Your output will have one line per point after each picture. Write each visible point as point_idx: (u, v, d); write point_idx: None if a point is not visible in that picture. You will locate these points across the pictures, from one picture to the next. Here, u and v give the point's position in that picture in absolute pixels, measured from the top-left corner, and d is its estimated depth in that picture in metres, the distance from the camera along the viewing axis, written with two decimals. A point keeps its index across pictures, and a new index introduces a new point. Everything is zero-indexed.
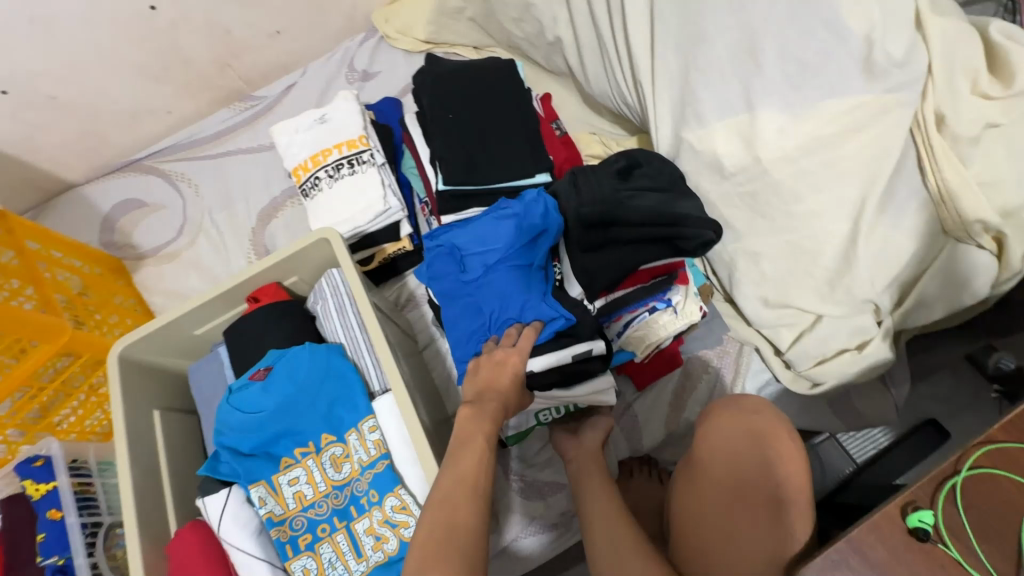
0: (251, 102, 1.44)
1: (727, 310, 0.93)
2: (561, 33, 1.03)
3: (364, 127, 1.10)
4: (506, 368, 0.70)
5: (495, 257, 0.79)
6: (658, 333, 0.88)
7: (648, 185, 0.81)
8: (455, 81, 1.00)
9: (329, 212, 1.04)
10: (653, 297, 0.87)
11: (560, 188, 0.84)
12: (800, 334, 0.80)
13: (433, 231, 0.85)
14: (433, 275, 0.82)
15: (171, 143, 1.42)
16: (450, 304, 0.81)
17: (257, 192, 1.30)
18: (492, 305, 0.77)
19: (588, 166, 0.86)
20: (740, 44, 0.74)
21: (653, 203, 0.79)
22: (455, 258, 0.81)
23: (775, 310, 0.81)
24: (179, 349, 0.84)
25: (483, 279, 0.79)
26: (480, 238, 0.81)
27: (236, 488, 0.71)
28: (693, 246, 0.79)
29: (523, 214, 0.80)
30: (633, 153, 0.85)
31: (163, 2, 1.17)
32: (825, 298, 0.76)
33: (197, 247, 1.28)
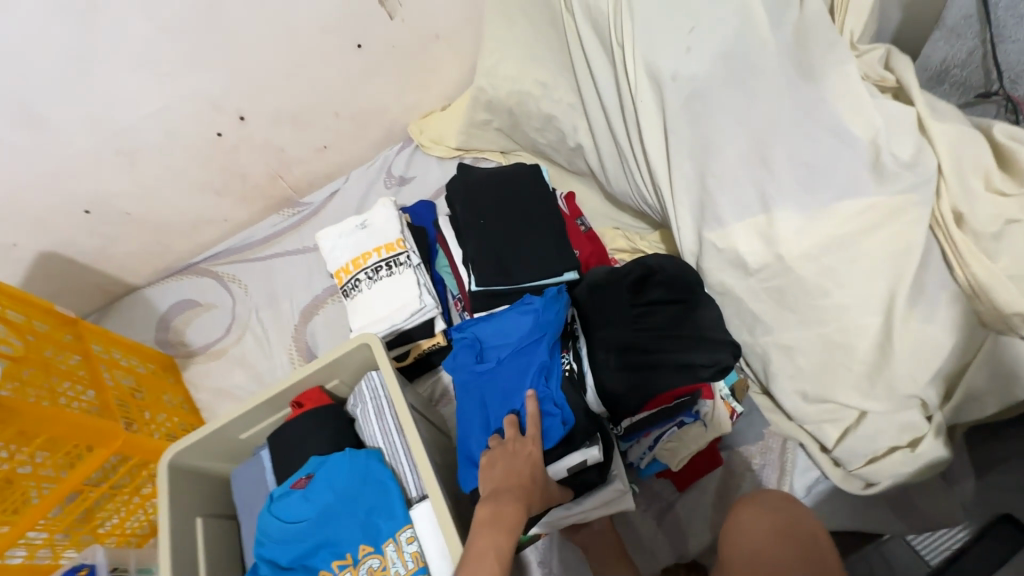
0: (299, 208, 1.57)
1: (764, 403, 0.90)
2: (581, 141, 1.14)
3: (401, 231, 1.19)
4: (519, 463, 0.73)
5: (507, 350, 0.85)
6: (691, 444, 0.88)
7: (663, 300, 0.87)
8: (486, 187, 1.08)
9: (369, 311, 1.11)
10: (680, 414, 0.86)
11: (582, 305, 0.90)
12: (847, 429, 0.80)
13: (461, 323, 0.91)
14: (453, 365, 0.87)
15: (225, 248, 1.54)
16: (462, 394, 0.85)
17: (301, 289, 1.39)
18: (496, 400, 0.81)
19: (603, 273, 0.90)
20: (752, 151, 0.79)
21: (670, 321, 0.85)
22: (475, 349, 0.87)
23: (816, 406, 0.81)
24: (223, 453, 0.87)
25: (493, 372, 0.84)
26: (501, 333, 0.87)
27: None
28: (711, 371, 0.80)
29: (540, 308, 0.86)
30: (647, 262, 0.88)
31: (228, 129, 1.34)
32: (867, 393, 0.76)
33: (243, 344, 1.35)
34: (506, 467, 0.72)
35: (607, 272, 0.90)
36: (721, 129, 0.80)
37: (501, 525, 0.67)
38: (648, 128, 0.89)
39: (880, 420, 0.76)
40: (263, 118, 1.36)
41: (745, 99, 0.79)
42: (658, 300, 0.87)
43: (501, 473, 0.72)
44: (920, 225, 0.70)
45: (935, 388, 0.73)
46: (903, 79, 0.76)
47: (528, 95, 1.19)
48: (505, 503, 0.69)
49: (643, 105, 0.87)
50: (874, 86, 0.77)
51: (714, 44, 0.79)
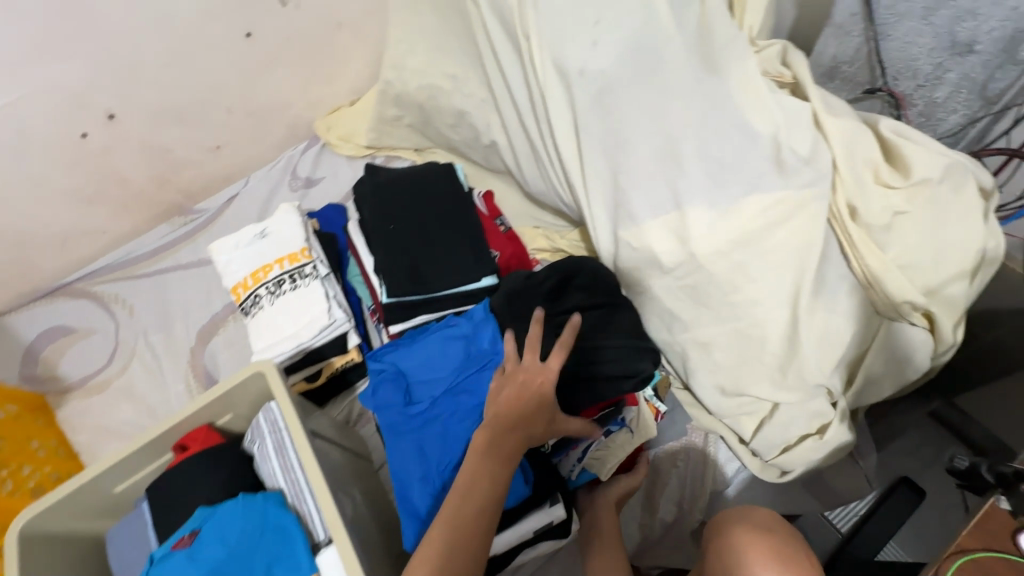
0: (192, 216, 1.40)
1: (685, 399, 0.91)
2: (496, 137, 1.09)
3: (306, 240, 1.09)
4: (530, 392, 0.71)
5: (442, 387, 0.81)
6: (618, 451, 0.87)
7: (581, 308, 0.84)
8: (396, 189, 1.01)
9: (272, 330, 1.01)
10: (604, 426, 0.85)
11: (499, 310, 0.84)
12: (761, 420, 0.81)
13: (377, 351, 0.86)
14: (377, 403, 0.81)
15: (105, 264, 1.35)
16: (393, 440, 0.79)
17: (197, 307, 1.25)
18: (437, 447, 0.77)
19: (520, 282, 0.86)
20: (662, 147, 0.77)
21: (590, 329, 0.83)
22: (400, 385, 0.82)
23: (733, 399, 0.81)
24: (95, 511, 0.75)
25: (429, 413, 0.80)
26: (426, 366, 0.83)
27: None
28: (633, 384, 0.80)
29: (473, 337, 0.84)
30: (564, 268, 0.86)
31: (95, 128, 1.17)
32: (779, 385, 0.77)
33: (130, 373, 1.19)
34: (514, 400, 0.70)
35: (524, 279, 0.86)
36: (630, 125, 0.79)
37: (496, 465, 0.68)
38: (560, 125, 0.85)
39: (791, 410, 0.78)
40: (139, 115, 1.20)
41: (653, 95, 0.77)
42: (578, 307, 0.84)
43: (509, 398, 0.71)
44: (819, 219, 0.72)
45: (839, 375, 0.75)
46: (800, 75, 0.77)
47: (439, 90, 1.12)
48: (504, 444, 0.69)
49: (554, 101, 0.84)
50: (774, 82, 0.78)
51: (619, 37, 0.77)
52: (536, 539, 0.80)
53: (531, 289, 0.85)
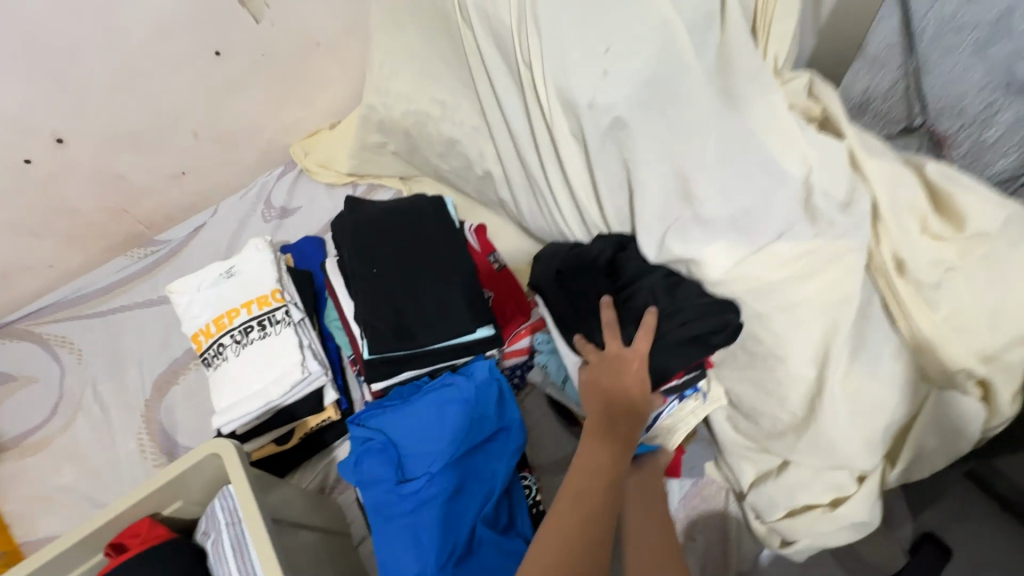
0: (153, 247, 1.28)
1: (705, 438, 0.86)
2: (490, 169, 1.00)
3: (278, 280, 0.98)
4: (628, 378, 0.71)
5: (439, 462, 0.69)
6: (686, 423, 0.81)
7: (645, 272, 0.76)
8: (378, 228, 0.90)
9: (237, 386, 0.89)
10: (678, 390, 0.78)
11: (549, 293, 0.81)
12: (765, 473, 0.78)
13: (361, 417, 0.74)
14: (365, 480, 0.71)
15: (51, 301, 1.22)
16: (381, 527, 0.68)
17: (154, 352, 1.12)
18: (433, 537, 0.65)
19: (572, 256, 0.80)
20: (678, 190, 0.69)
21: (659, 294, 0.74)
22: (390, 459, 0.71)
23: (741, 435, 0.80)
24: None
25: (424, 493, 0.68)
26: (419, 436, 0.72)
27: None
28: (721, 338, 0.70)
29: (475, 401, 0.73)
30: (613, 237, 0.79)
31: (40, 154, 1.05)
32: None
33: (75, 429, 1.05)
34: (616, 385, 0.71)
35: (573, 254, 0.80)
36: (644, 164, 0.70)
37: (612, 449, 0.68)
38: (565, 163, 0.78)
39: (802, 472, 0.73)
40: (91, 141, 1.09)
41: (671, 132, 0.69)
42: (636, 277, 0.76)
43: (608, 386, 0.71)
44: (856, 273, 0.65)
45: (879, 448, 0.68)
46: (831, 110, 0.70)
47: (427, 116, 1.03)
48: (617, 429, 0.69)
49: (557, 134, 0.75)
50: (802, 116, 0.71)
51: (633, 66, 0.68)
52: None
53: (585, 265, 0.78)
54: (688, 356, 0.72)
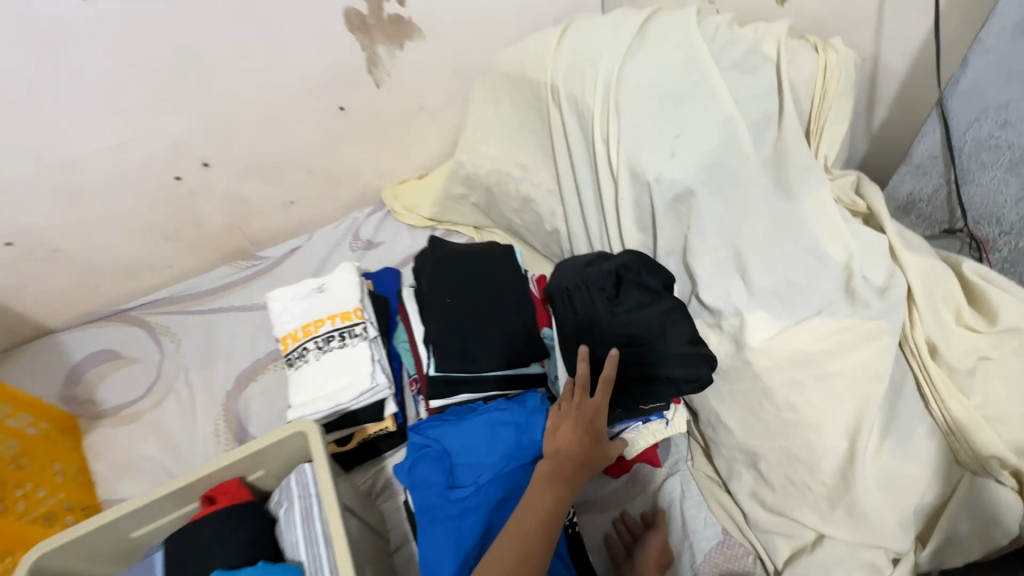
0: (254, 262, 1.46)
1: (724, 502, 0.86)
2: (558, 226, 1.14)
3: (360, 300, 1.11)
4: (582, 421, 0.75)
5: (487, 474, 0.79)
6: (647, 440, 0.84)
7: (646, 303, 0.79)
8: (456, 265, 1.02)
9: (314, 386, 1.01)
10: (644, 414, 0.82)
11: (557, 302, 0.85)
12: (800, 550, 0.75)
13: (422, 424, 0.83)
14: (414, 481, 0.79)
15: (163, 296, 1.41)
16: (430, 523, 0.77)
17: (242, 350, 1.27)
18: (476, 537, 0.76)
19: (580, 277, 0.83)
20: (726, 259, 0.79)
21: (652, 331, 0.77)
22: (443, 467, 0.79)
23: (774, 516, 0.77)
24: (106, 554, 0.73)
25: (471, 500, 0.78)
26: (471, 450, 0.81)
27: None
28: (689, 386, 0.76)
29: (525, 427, 0.82)
30: (637, 257, 0.83)
31: (188, 173, 1.27)
32: (826, 517, 0.72)
33: (164, 408, 1.19)
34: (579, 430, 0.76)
35: (581, 276, 0.83)
36: (701, 233, 0.80)
37: (557, 489, 0.72)
38: (625, 225, 0.89)
39: (838, 547, 0.71)
40: (228, 168, 1.30)
41: (725, 210, 0.79)
42: (635, 307, 0.79)
43: (565, 428, 0.76)
44: (889, 351, 0.70)
45: (912, 529, 0.68)
46: (874, 207, 0.79)
47: (508, 176, 1.18)
48: (565, 471, 0.73)
49: (623, 201, 0.88)
50: (848, 210, 0.80)
51: (698, 151, 0.79)
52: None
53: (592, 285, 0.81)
54: (655, 397, 0.78)
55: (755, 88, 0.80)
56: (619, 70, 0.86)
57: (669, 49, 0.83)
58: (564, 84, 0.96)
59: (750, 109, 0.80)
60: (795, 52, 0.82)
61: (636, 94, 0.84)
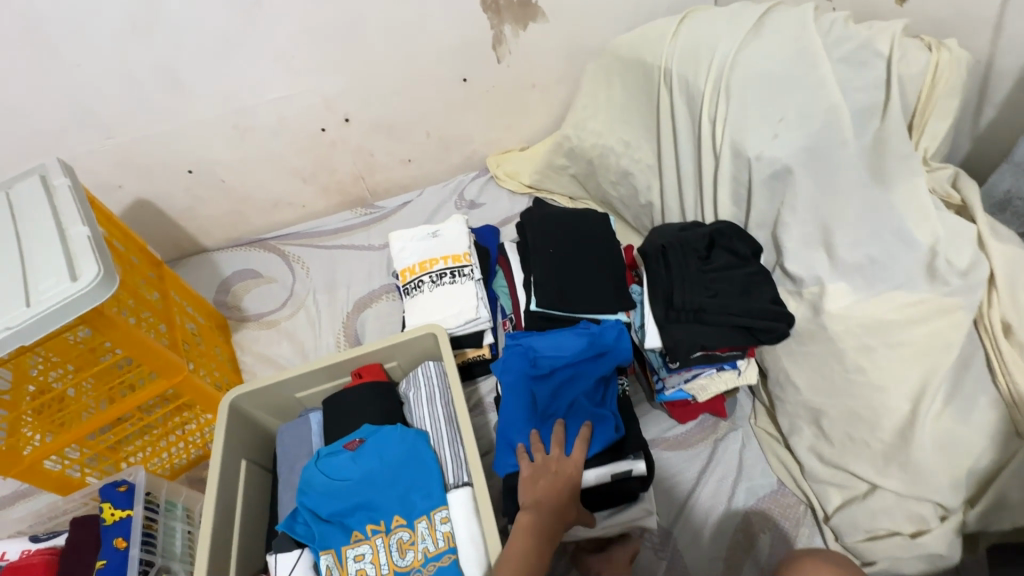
0: (371, 210, 1.67)
1: (781, 456, 0.95)
2: (653, 200, 1.25)
3: (468, 246, 1.28)
4: (559, 480, 0.80)
5: (562, 362, 0.92)
6: (719, 385, 0.94)
7: (734, 265, 0.91)
8: (558, 222, 1.16)
9: (427, 311, 1.19)
10: (721, 362, 0.92)
11: (651, 260, 0.94)
12: (850, 499, 0.83)
13: (515, 332, 0.99)
14: (503, 368, 0.94)
15: (296, 231, 1.65)
16: (510, 394, 0.91)
17: (360, 281, 1.48)
18: (544, 405, 0.90)
19: (676, 237, 0.94)
20: (814, 234, 0.87)
21: (738, 288, 0.89)
22: (527, 356, 0.94)
23: (830, 468, 0.86)
24: (275, 408, 0.95)
25: (547, 380, 0.92)
26: (552, 345, 0.95)
27: (307, 551, 0.78)
28: (768, 336, 0.86)
29: (598, 332, 0.95)
30: (721, 226, 0.93)
31: (332, 125, 1.45)
32: (880, 470, 0.80)
33: (296, 319, 1.43)
34: (545, 495, 0.78)
35: (678, 236, 0.94)
36: (793, 208, 0.88)
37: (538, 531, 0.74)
38: (720, 198, 0.99)
39: (888, 499, 0.79)
40: (364, 124, 1.48)
41: (819, 190, 0.87)
42: (723, 268, 0.91)
43: (543, 487, 0.79)
44: (963, 325, 0.77)
45: (964, 490, 0.75)
46: (968, 200, 0.85)
47: (611, 150, 1.29)
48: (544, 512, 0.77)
49: (721, 176, 0.97)
50: (941, 202, 0.86)
51: (800, 134, 0.87)
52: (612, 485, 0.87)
53: (688, 245, 0.92)
54: (734, 342, 0.86)
55: (865, 82, 0.87)
56: (735, 55, 0.95)
57: (784, 40, 0.92)
58: (679, 67, 1.05)
59: (858, 99, 0.86)
60: (910, 49, 0.86)
61: (747, 80, 0.93)
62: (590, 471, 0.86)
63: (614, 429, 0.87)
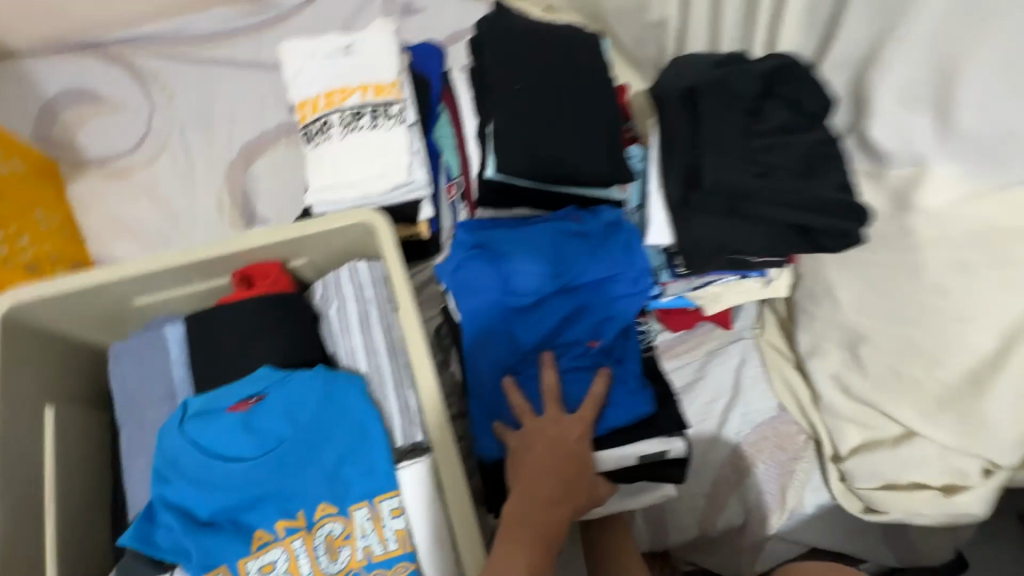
0: (261, 6, 1.12)
1: (791, 379, 0.76)
2: (669, 17, 0.85)
3: (398, 72, 0.87)
4: (557, 446, 0.62)
5: (553, 286, 0.68)
6: (736, 296, 0.74)
7: (797, 127, 0.61)
8: (534, 42, 0.77)
9: (337, 169, 0.83)
10: (752, 268, 0.67)
11: (669, 108, 0.63)
12: (873, 443, 0.69)
13: (470, 222, 0.70)
14: (461, 280, 0.68)
15: (148, 33, 1.10)
16: (479, 326, 0.68)
17: (248, 118, 1.06)
18: (529, 341, 0.69)
19: (715, 75, 0.62)
20: (927, 80, 0.54)
21: (797, 165, 0.59)
22: (498, 270, 0.68)
23: (853, 403, 0.69)
24: (100, 317, 0.65)
25: (535, 310, 0.68)
26: (534, 256, 0.68)
27: (179, 571, 0.56)
28: (829, 240, 0.59)
29: (596, 240, 0.70)
30: (784, 63, 0.61)
31: None
32: (925, 416, 0.63)
33: (158, 169, 1.04)
34: (536, 465, 0.60)
35: (716, 75, 0.62)
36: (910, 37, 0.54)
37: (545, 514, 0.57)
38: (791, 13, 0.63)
39: (926, 448, 0.65)
40: None
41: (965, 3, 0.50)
42: (779, 131, 0.60)
43: (538, 454, 0.61)
44: None
45: None
46: None
47: None
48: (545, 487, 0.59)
49: None
50: None
51: None
52: (638, 466, 0.68)
53: (731, 91, 0.61)
54: (782, 244, 0.60)
55: None
56: None
57: None
58: None
59: None
60: None
61: None
62: (605, 451, 0.67)
63: (644, 402, 0.68)
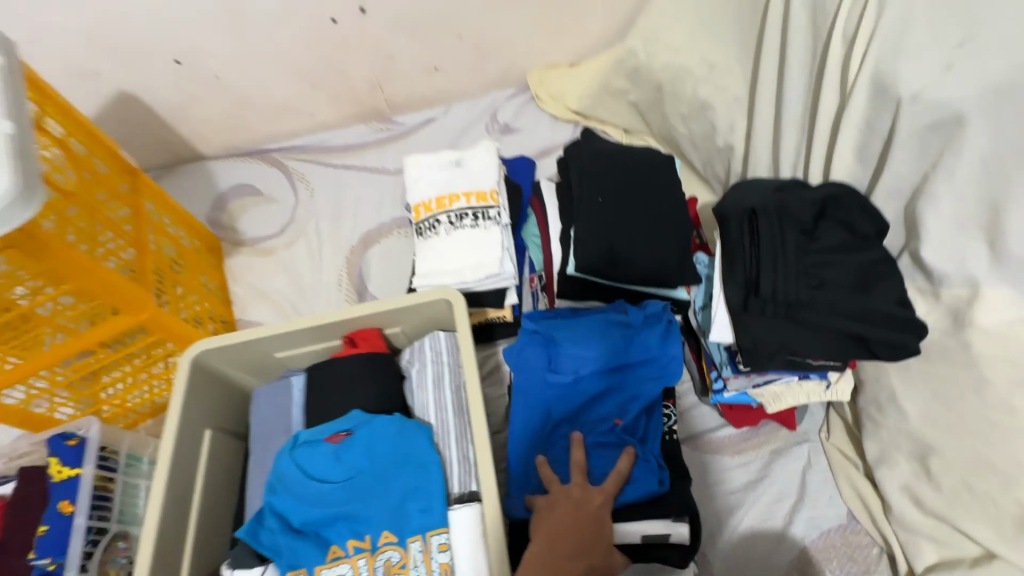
0: (388, 125, 1.39)
1: (860, 487, 0.77)
2: (734, 143, 0.97)
3: (497, 182, 1.04)
4: (583, 513, 0.67)
5: (589, 368, 0.77)
6: (798, 397, 0.77)
7: (849, 246, 0.68)
8: (611, 162, 0.90)
9: (440, 259, 0.98)
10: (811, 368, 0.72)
11: (731, 225, 0.70)
12: (952, 561, 0.67)
13: (534, 312, 0.82)
14: (521, 359, 0.78)
15: (301, 143, 1.40)
16: (524, 399, 0.77)
17: (369, 212, 1.28)
18: (564, 415, 0.77)
19: (772, 198, 0.70)
20: (975, 214, 0.62)
21: (850, 280, 0.67)
22: (547, 351, 0.78)
23: (925, 516, 0.69)
24: (251, 365, 0.80)
25: (572, 388, 0.77)
26: (579, 340, 0.78)
27: (273, 566, 0.66)
28: (885, 349, 0.65)
29: (636, 331, 0.79)
30: (834, 190, 0.69)
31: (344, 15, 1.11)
32: (1003, 538, 0.62)
33: (295, 249, 1.26)
34: (559, 523, 0.66)
35: (773, 199, 0.70)
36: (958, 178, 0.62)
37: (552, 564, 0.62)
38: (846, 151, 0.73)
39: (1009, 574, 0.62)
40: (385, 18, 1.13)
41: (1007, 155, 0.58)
42: (832, 250, 0.68)
43: (561, 514, 0.67)
44: None
45: None
46: None
47: (688, 74, 1.00)
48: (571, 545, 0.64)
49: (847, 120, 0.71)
50: None
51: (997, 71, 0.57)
52: (644, 547, 0.72)
53: (788, 213, 0.68)
54: (837, 349, 0.66)
55: None
56: None
57: None
58: None
59: None
60: None
61: None
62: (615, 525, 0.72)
63: (658, 482, 0.73)
